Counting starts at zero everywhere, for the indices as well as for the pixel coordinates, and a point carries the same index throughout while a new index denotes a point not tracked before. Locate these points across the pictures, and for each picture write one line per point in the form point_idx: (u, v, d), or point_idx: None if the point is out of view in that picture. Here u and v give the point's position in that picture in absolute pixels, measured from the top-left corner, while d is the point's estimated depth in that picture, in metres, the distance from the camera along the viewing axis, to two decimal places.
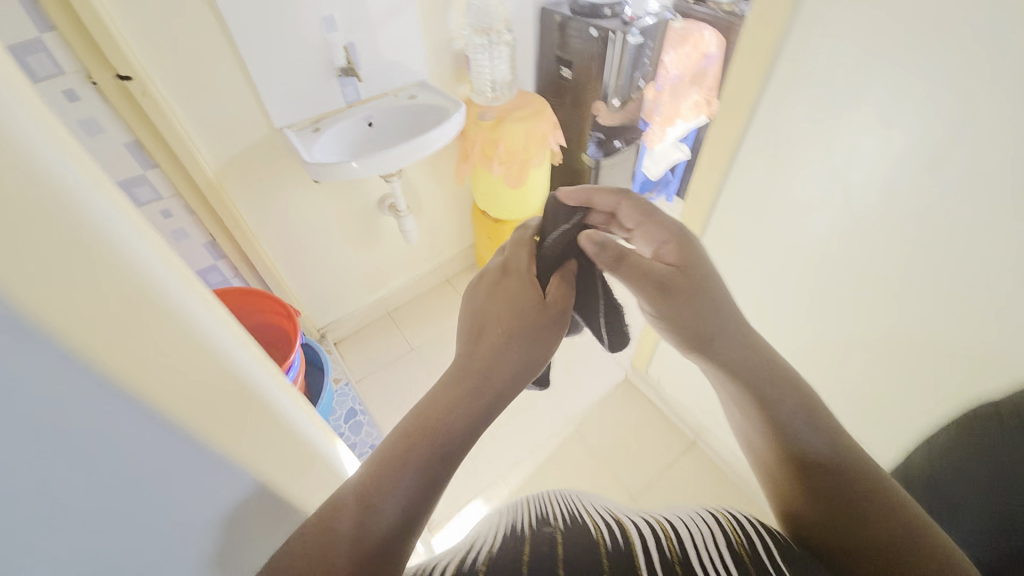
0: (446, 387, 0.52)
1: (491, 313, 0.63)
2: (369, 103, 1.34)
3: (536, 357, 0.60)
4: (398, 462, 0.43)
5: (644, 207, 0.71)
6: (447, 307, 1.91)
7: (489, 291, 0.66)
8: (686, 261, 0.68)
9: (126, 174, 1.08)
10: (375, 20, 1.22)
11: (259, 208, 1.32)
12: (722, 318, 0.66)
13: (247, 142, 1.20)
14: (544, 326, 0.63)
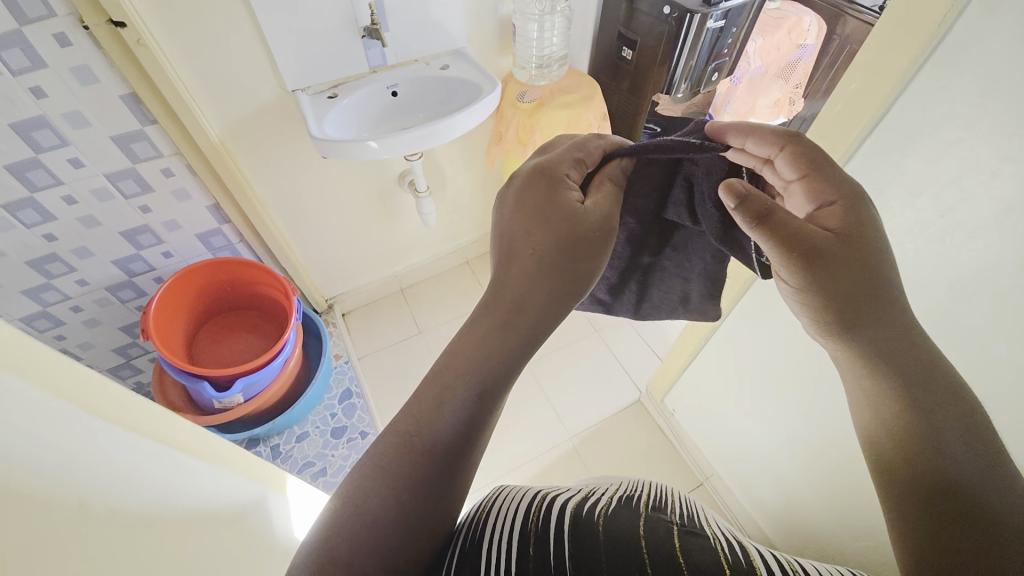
0: (465, 348, 0.55)
1: (533, 224, 0.60)
2: (395, 69, 1.19)
3: (574, 262, 0.60)
4: (440, 399, 0.52)
5: (813, 156, 0.52)
6: (462, 292, 1.80)
7: (529, 193, 0.62)
8: (852, 229, 0.50)
9: (123, 129, 0.99)
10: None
11: (266, 174, 1.22)
12: (871, 293, 0.50)
13: (255, 103, 1.09)
14: (587, 231, 0.60)
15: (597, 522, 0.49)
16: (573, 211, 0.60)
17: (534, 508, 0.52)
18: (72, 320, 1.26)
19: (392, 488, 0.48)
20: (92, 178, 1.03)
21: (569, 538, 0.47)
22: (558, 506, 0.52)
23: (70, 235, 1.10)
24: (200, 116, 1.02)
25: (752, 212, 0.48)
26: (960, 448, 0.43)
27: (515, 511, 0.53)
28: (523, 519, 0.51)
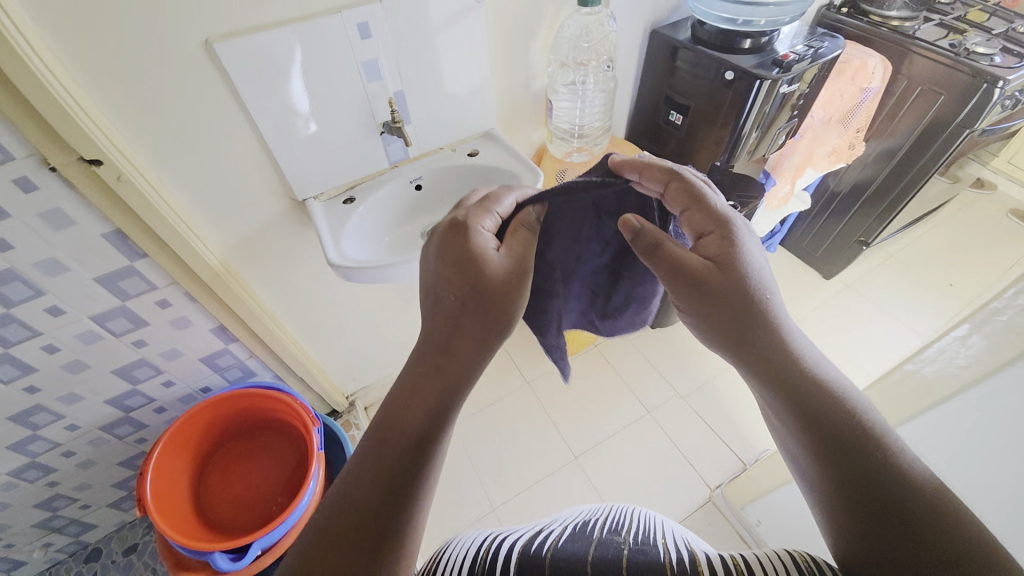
0: (417, 384, 0.57)
1: (453, 282, 0.61)
2: (418, 161, 1.03)
3: (497, 311, 0.61)
4: (392, 438, 0.54)
5: (692, 193, 0.62)
6: (495, 373, 1.61)
7: (446, 251, 0.63)
8: (731, 255, 0.59)
9: (108, 269, 0.83)
10: (436, 61, 0.90)
11: (276, 287, 1.06)
12: (752, 306, 0.58)
13: (262, 219, 0.93)
14: (504, 279, 0.61)
15: (542, 550, 0.57)
16: (490, 264, 0.61)
17: (484, 550, 0.59)
18: (64, 466, 1.10)
19: (348, 539, 0.50)
20: (74, 323, 0.87)
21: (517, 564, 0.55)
22: (508, 543, 0.59)
23: (53, 384, 0.94)
24: (199, 244, 0.87)
25: (641, 247, 0.61)
26: (823, 413, 0.53)
27: (476, 545, 0.61)
28: (478, 558, 0.58)
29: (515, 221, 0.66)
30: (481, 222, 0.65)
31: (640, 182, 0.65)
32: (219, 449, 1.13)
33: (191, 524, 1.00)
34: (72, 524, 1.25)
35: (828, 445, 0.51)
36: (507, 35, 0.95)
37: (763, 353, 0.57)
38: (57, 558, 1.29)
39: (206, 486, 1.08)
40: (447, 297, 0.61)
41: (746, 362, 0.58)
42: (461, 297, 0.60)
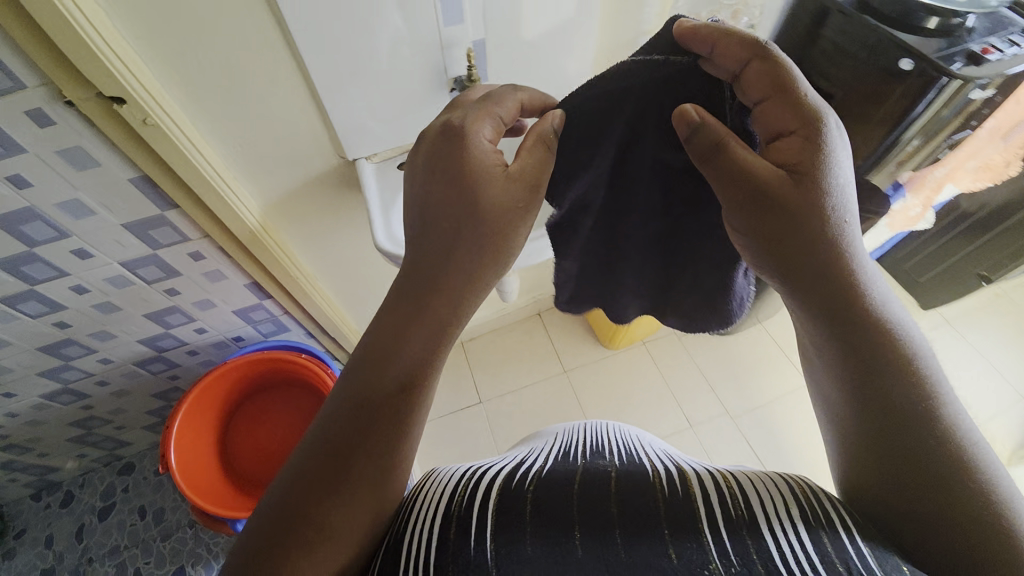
0: (408, 305, 0.52)
1: (448, 205, 0.54)
2: None
3: (496, 231, 0.55)
4: (370, 371, 0.50)
5: (770, 80, 0.48)
6: (529, 354, 1.52)
7: (441, 169, 0.55)
8: (805, 167, 0.48)
9: (139, 216, 0.75)
10: (531, 5, 0.71)
11: (316, 248, 0.97)
12: (827, 247, 0.48)
13: (306, 176, 0.81)
14: (508, 198, 0.55)
15: (528, 495, 0.48)
16: (491, 185, 0.54)
17: (459, 491, 0.49)
18: (99, 392, 1.10)
19: (319, 467, 0.46)
20: (103, 267, 0.81)
21: (498, 513, 0.46)
22: (484, 481, 0.50)
23: (85, 322, 0.90)
24: (236, 200, 0.76)
25: (700, 146, 0.50)
26: (888, 376, 0.45)
27: (444, 484, 0.51)
28: (447, 502, 0.48)
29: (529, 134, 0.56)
30: (481, 130, 0.55)
31: (712, 59, 0.49)
32: (242, 406, 1.09)
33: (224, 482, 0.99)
34: (108, 440, 1.29)
35: (906, 410, 0.44)
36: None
37: (833, 302, 0.48)
38: (95, 466, 1.36)
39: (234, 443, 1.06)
40: (439, 214, 0.54)
41: (808, 313, 0.50)
42: (453, 221, 0.54)
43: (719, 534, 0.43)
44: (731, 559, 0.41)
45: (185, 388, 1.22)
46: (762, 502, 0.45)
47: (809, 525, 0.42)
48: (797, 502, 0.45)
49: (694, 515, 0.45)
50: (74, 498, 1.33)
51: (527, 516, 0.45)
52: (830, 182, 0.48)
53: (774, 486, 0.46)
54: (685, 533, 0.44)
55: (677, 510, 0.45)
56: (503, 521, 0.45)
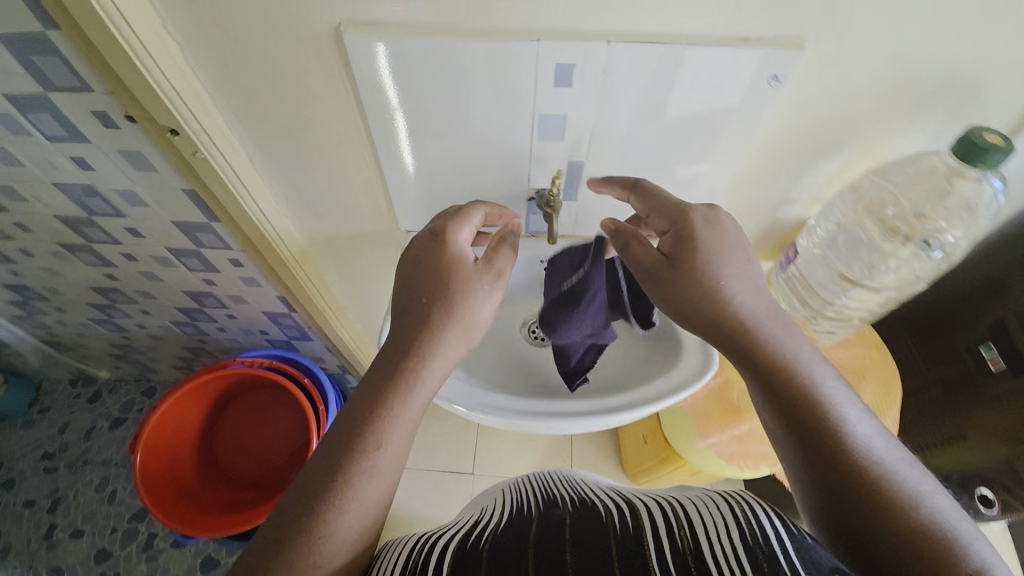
0: (369, 381, 0.49)
1: (416, 296, 0.53)
2: (564, 240, 0.74)
3: (465, 326, 0.52)
4: (340, 454, 0.44)
5: (647, 201, 0.55)
6: (543, 450, 1.37)
7: (418, 269, 0.54)
8: (683, 246, 0.52)
9: (187, 218, 0.73)
10: (653, 142, 0.58)
11: (353, 287, 0.91)
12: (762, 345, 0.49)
13: (354, 229, 0.75)
14: (478, 288, 0.53)
15: (483, 551, 0.44)
16: (466, 282, 0.53)
17: (415, 556, 0.45)
18: (136, 331, 1.16)
19: (271, 542, 0.40)
20: (152, 246, 0.82)
21: (456, 568, 0.42)
22: (439, 543, 0.46)
23: (131, 280, 0.93)
24: (273, 235, 0.72)
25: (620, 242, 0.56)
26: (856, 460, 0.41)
27: (405, 550, 0.46)
28: (404, 567, 0.43)
29: (496, 239, 0.58)
30: (459, 230, 0.56)
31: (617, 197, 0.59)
32: (229, 408, 1.07)
33: (189, 485, 0.96)
34: (140, 365, 1.36)
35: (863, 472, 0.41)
36: (785, 142, 0.58)
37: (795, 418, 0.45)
38: (125, 378, 1.44)
39: (214, 444, 1.04)
40: (409, 306, 0.52)
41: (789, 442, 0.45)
42: (420, 312, 0.52)
43: (669, 574, 0.39)
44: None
45: (209, 352, 1.25)
46: (711, 537, 0.41)
47: (757, 554, 0.38)
48: (745, 531, 0.41)
49: (645, 561, 0.41)
50: (99, 399, 1.42)
51: (482, 570, 0.41)
52: (717, 262, 0.52)
53: (719, 517, 0.43)
54: (634, 571, 0.40)
55: (629, 559, 0.41)
56: (460, 575, 0.41)
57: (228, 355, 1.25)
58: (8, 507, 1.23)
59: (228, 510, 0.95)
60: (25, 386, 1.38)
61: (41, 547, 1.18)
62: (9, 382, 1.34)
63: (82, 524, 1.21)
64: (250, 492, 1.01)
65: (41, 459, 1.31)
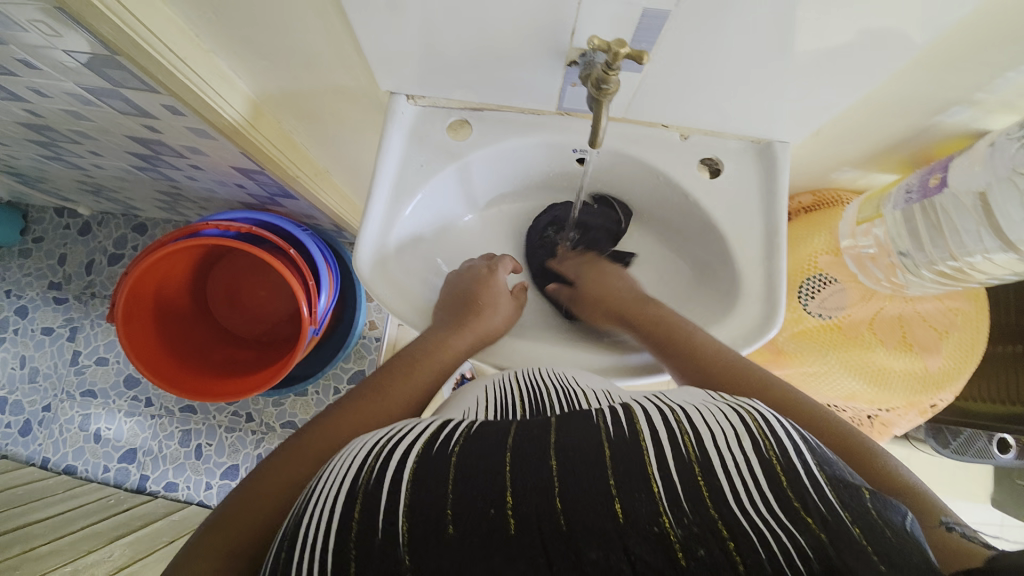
0: (391, 371, 0.46)
1: (464, 295, 0.53)
2: (613, 124, 0.54)
3: (494, 325, 0.52)
4: (330, 430, 0.39)
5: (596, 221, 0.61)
6: None
7: (470, 281, 0.55)
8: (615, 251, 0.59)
9: (78, 51, 0.52)
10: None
11: (336, 154, 0.72)
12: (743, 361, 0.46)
13: (320, 82, 0.54)
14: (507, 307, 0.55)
15: (455, 458, 0.31)
16: (501, 302, 0.55)
17: (368, 461, 0.32)
18: (100, 173, 1.01)
19: (261, 494, 0.36)
20: (57, 81, 0.61)
21: (417, 482, 0.30)
22: (400, 444, 0.33)
23: (60, 120, 0.75)
24: (203, 88, 0.51)
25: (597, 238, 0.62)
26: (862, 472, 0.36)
27: (347, 462, 0.33)
28: (354, 474, 0.31)
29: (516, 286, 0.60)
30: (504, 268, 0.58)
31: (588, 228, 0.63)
32: (216, 269, 1.00)
33: (199, 344, 0.95)
34: (120, 203, 1.21)
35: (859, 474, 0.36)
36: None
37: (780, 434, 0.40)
38: (110, 212, 1.28)
39: (212, 308, 1.00)
40: (453, 307, 0.52)
41: None
42: (458, 307, 0.52)
43: (671, 481, 0.29)
44: (683, 506, 0.28)
45: (190, 200, 1.12)
46: (724, 445, 0.30)
47: (776, 467, 0.29)
48: (761, 443, 0.30)
49: (644, 463, 0.30)
50: (90, 232, 1.30)
51: (450, 487, 0.29)
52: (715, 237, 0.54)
53: (726, 423, 0.32)
54: (628, 476, 0.29)
55: (623, 463, 0.30)
56: (419, 501, 0.29)
57: (211, 203, 1.11)
58: (28, 333, 1.28)
59: (232, 370, 0.94)
60: (11, 212, 1.27)
61: (70, 371, 1.25)
62: None
63: (104, 352, 1.26)
64: (257, 351, 1.01)
65: (49, 288, 1.29)
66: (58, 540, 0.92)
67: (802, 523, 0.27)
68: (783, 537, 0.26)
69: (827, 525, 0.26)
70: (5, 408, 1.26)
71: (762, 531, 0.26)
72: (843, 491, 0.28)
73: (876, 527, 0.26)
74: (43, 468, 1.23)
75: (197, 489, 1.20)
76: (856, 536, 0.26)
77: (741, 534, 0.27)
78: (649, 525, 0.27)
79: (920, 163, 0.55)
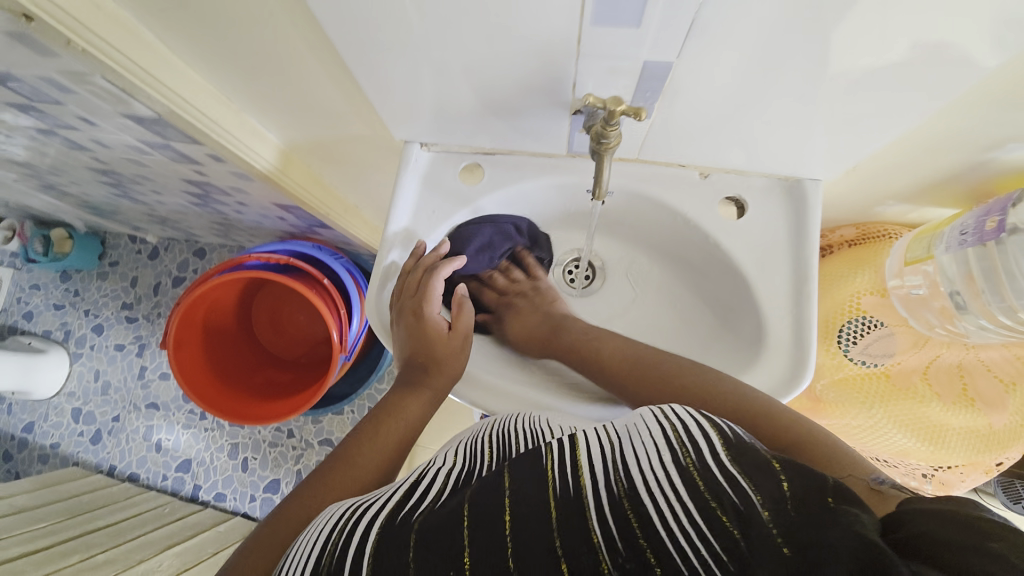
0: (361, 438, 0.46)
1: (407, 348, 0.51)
2: (627, 164, 0.52)
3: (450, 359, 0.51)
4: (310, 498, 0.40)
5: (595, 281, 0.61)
6: None
7: (404, 338, 0.51)
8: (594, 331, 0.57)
9: (126, 112, 0.57)
10: (775, 20, 0.34)
11: (361, 192, 0.74)
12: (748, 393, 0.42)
13: (338, 131, 0.56)
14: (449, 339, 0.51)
15: (415, 525, 0.31)
16: (444, 345, 0.51)
17: (333, 536, 0.32)
18: (161, 207, 1.11)
19: (249, 573, 0.36)
20: (115, 135, 0.68)
21: (378, 556, 0.29)
22: (365, 517, 0.33)
23: (124, 166, 0.83)
24: (234, 143, 0.55)
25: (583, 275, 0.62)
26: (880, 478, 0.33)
27: (312, 534, 0.34)
28: (317, 556, 0.32)
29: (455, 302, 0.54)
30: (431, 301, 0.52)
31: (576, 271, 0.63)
32: (256, 299, 1.06)
33: (242, 368, 1.00)
34: (182, 231, 1.31)
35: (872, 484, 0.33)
36: None
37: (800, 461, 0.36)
38: (174, 238, 1.39)
39: (254, 336, 1.07)
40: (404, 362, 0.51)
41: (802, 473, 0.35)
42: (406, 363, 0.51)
43: (608, 526, 0.28)
44: (616, 543, 0.27)
45: (238, 229, 1.20)
46: (646, 462, 0.30)
47: (695, 480, 0.28)
48: (679, 452, 0.30)
49: (583, 516, 0.29)
50: (157, 256, 1.42)
51: (410, 557, 0.29)
52: (726, 275, 0.52)
53: (646, 431, 0.32)
54: (568, 524, 0.29)
55: (564, 512, 0.29)
56: (380, 569, 0.29)
57: (258, 231, 1.18)
58: (102, 349, 1.41)
59: (273, 393, 0.99)
60: (91, 240, 1.41)
61: (136, 384, 1.37)
62: (74, 237, 1.38)
63: (166, 368, 1.36)
64: (295, 373, 1.05)
65: (121, 308, 1.41)
66: (113, 549, 1.00)
67: (716, 525, 0.26)
68: (699, 550, 0.26)
69: (740, 516, 0.26)
70: (80, 417, 1.40)
71: (687, 548, 0.26)
72: (759, 487, 0.27)
73: (785, 504, 0.26)
74: (110, 474, 1.35)
75: (242, 501, 1.27)
76: (772, 535, 0.25)
77: (667, 556, 0.26)
78: (589, 570, 0.27)
79: (981, 198, 0.49)
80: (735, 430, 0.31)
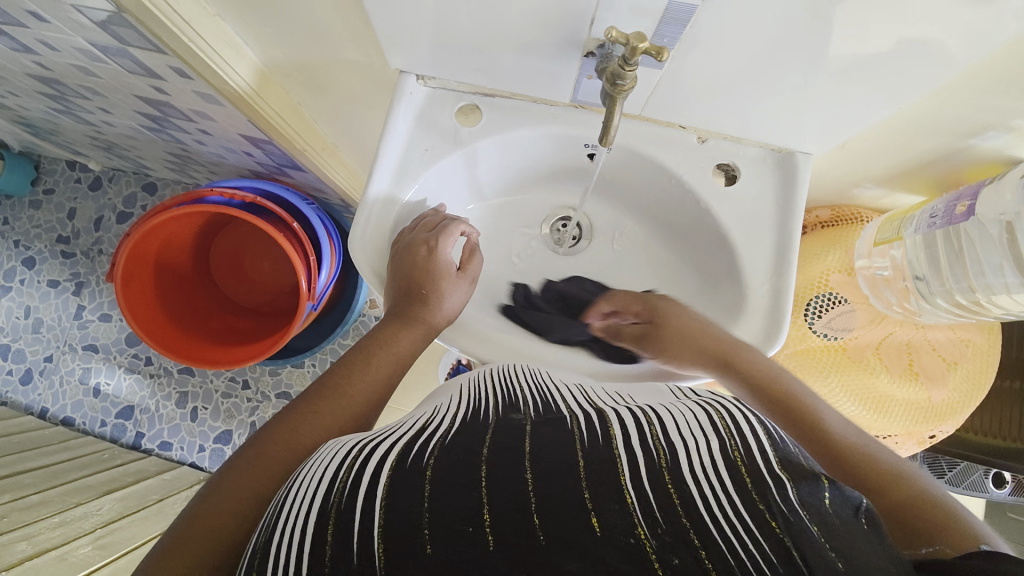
0: (348, 369, 0.45)
1: (401, 281, 0.49)
2: (628, 121, 0.52)
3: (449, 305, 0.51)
4: (293, 429, 0.39)
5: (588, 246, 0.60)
6: None
7: (402, 271, 0.49)
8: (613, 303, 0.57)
9: (81, 6, 0.50)
10: None
11: (341, 129, 0.70)
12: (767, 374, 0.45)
13: (329, 55, 0.52)
14: (451, 284, 0.51)
15: (429, 472, 0.30)
16: (450, 288, 0.51)
17: (342, 474, 0.31)
18: (110, 130, 1.00)
19: (223, 502, 0.34)
20: (65, 35, 0.60)
21: (391, 499, 0.29)
22: (376, 452, 0.33)
23: (71, 75, 0.74)
24: (210, 55, 0.50)
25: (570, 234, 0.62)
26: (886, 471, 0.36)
27: (321, 469, 0.32)
28: (325, 493, 0.30)
29: (467, 249, 0.54)
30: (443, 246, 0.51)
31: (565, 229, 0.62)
32: (216, 239, 0.99)
33: (196, 313, 0.94)
34: (131, 160, 1.19)
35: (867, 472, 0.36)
36: None
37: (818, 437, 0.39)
38: (120, 168, 1.27)
39: (212, 279, 1.01)
40: (397, 292, 0.50)
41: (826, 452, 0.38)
42: (400, 295, 0.49)
43: (643, 490, 0.29)
44: (656, 516, 0.28)
45: (196, 164, 1.10)
46: (691, 447, 0.31)
47: (740, 471, 0.30)
48: (727, 443, 0.31)
49: (616, 472, 0.30)
50: (100, 187, 1.29)
51: (425, 506, 0.28)
52: (713, 242, 0.53)
53: (695, 423, 0.33)
54: (602, 484, 0.29)
55: (597, 476, 0.30)
56: (397, 509, 0.28)
57: (220, 168, 1.10)
58: (33, 285, 1.29)
59: (233, 340, 0.94)
60: (22, 162, 1.26)
61: (73, 325, 1.27)
62: (3, 157, 1.23)
63: (108, 309, 1.26)
64: (255, 322, 1.01)
65: (57, 241, 1.29)
66: (48, 491, 0.94)
67: (770, 533, 0.27)
68: (749, 543, 0.26)
69: (790, 526, 0.27)
70: (7, 355, 1.28)
71: (733, 539, 0.27)
72: (801, 484, 0.29)
73: (823, 507, 0.28)
74: (42, 417, 1.26)
75: (190, 450, 1.22)
76: (815, 534, 0.27)
77: (712, 542, 0.27)
78: (624, 537, 0.27)
79: (950, 186, 0.52)
80: (783, 435, 0.33)
